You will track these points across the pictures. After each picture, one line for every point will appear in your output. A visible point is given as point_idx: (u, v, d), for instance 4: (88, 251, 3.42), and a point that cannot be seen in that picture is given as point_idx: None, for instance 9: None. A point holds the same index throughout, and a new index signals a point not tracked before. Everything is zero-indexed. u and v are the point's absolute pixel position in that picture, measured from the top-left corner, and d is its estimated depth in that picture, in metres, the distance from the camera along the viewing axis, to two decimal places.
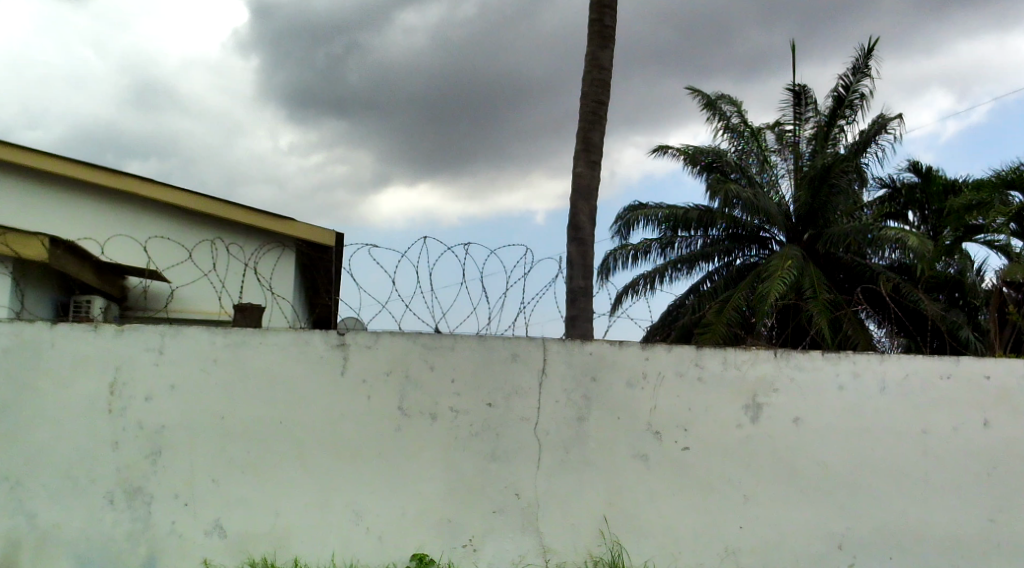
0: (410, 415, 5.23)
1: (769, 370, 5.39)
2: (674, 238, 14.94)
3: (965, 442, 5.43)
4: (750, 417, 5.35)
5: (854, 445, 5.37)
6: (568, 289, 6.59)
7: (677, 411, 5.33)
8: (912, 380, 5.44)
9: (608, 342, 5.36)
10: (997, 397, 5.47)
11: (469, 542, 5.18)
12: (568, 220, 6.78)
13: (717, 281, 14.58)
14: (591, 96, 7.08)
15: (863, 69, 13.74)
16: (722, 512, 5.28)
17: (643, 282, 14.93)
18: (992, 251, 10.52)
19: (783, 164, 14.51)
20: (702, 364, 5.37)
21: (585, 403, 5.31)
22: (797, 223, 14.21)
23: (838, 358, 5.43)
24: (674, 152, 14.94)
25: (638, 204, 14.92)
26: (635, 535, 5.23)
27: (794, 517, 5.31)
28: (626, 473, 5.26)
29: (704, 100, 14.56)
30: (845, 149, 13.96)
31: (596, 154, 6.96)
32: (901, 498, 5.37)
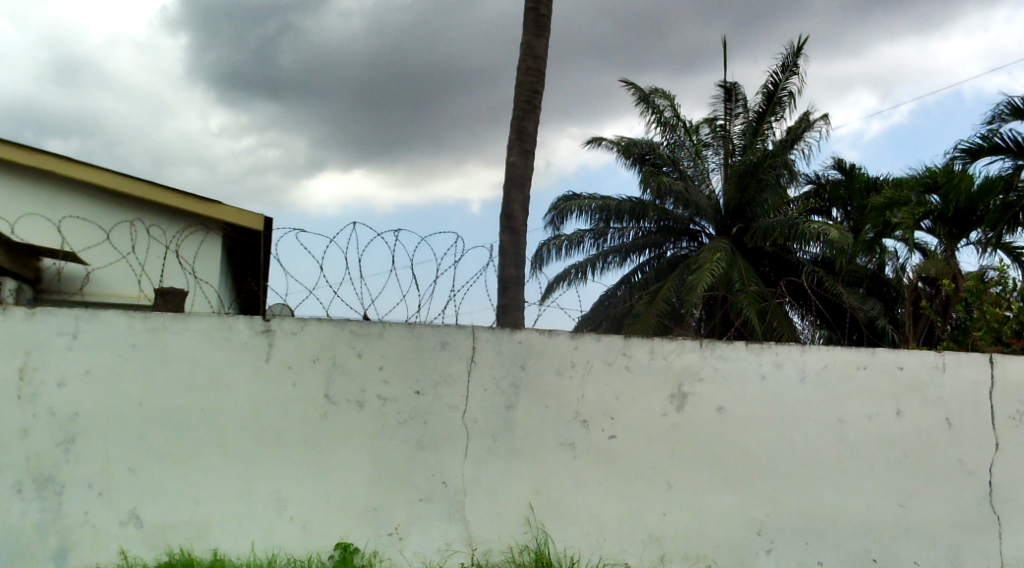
0: (337, 402, 5.20)
1: (694, 360, 5.48)
2: (607, 229, 14.93)
3: (880, 431, 5.59)
4: (675, 406, 5.44)
5: (775, 434, 5.50)
6: (499, 277, 6.60)
7: (604, 400, 5.39)
8: (831, 370, 5.58)
9: (537, 331, 5.40)
10: (910, 386, 5.63)
11: (394, 530, 5.17)
12: (501, 209, 6.80)
13: (648, 272, 14.81)
14: (526, 85, 7.09)
15: (792, 67, 14.00)
16: (647, 499, 5.36)
17: (575, 272, 15.04)
18: (910, 247, 10.90)
19: (714, 158, 14.73)
20: (630, 354, 5.44)
21: (513, 391, 5.34)
22: (726, 216, 14.52)
23: (761, 348, 5.54)
24: (608, 144, 15.09)
25: (572, 195, 14.98)
26: (561, 522, 5.29)
27: (716, 505, 5.42)
28: (553, 462, 5.31)
29: (638, 94, 14.69)
30: (774, 145, 14.25)
31: (530, 143, 6.99)
32: (819, 485, 5.51)
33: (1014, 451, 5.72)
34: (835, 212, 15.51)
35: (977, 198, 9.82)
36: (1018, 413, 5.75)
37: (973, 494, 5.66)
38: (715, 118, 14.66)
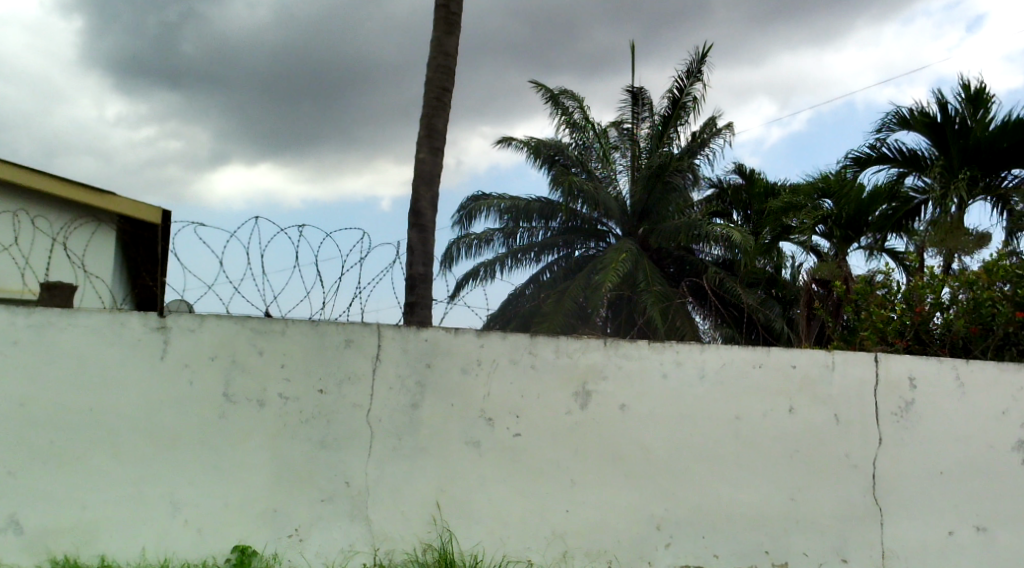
0: (236, 401, 5.12)
1: (597, 358, 5.52)
2: (517, 229, 15.03)
3: (773, 427, 5.64)
4: (579, 404, 5.47)
5: (674, 431, 5.54)
6: (407, 276, 6.58)
7: (509, 398, 5.39)
8: (729, 368, 5.64)
9: (443, 329, 5.39)
10: (802, 384, 5.69)
11: (294, 532, 5.12)
12: (410, 207, 6.78)
13: (557, 271, 14.91)
14: (436, 82, 7.06)
15: (697, 72, 14.31)
16: (550, 496, 5.38)
17: (484, 270, 15.08)
18: (805, 251, 11.25)
19: (622, 161, 14.88)
20: (536, 352, 5.45)
21: (419, 390, 5.33)
22: (633, 217, 14.78)
23: (662, 347, 5.59)
24: (517, 144, 15.18)
25: (482, 194, 15.05)
26: (465, 521, 5.28)
27: (618, 501, 5.45)
28: (458, 460, 5.30)
29: (547, 95, 14.82)
30: (679, 149, 14.54)
31: (439, 140, 6.97)
32: (714, 481, 5.56)
33: (895, 447, 5.75)
34: (736, 215, 15.95)
35: (868, 205, 10.41)
36: (901, 409, 5.78)
37: (859, 487, 5.69)
38: (623, 120, 14.86)
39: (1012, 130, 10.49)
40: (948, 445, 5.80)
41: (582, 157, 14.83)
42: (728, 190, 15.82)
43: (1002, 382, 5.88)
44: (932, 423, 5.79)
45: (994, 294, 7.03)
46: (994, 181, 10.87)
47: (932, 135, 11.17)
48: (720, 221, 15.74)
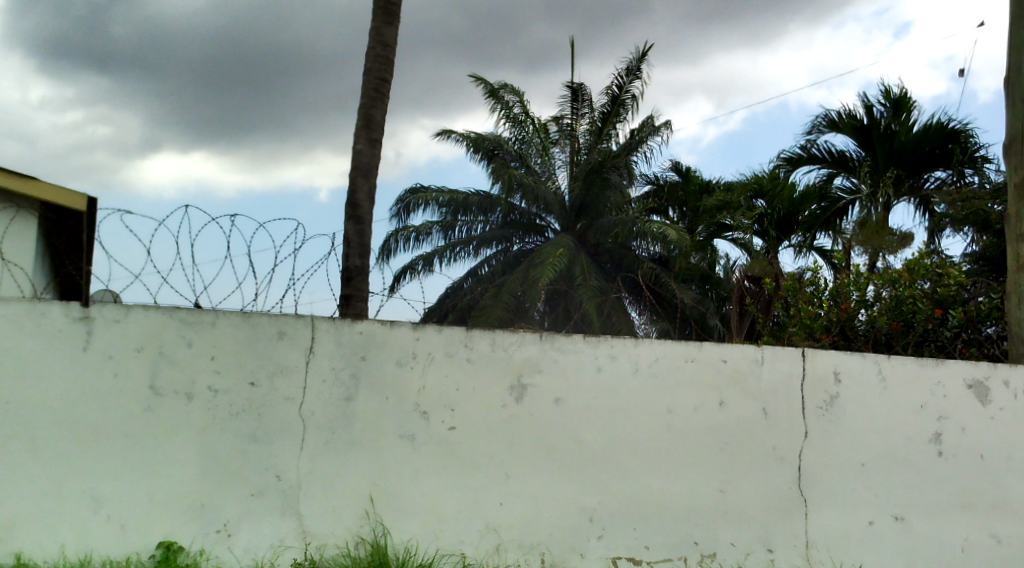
0: (163, 395, 5.05)
1: (534, 352, 5.54)
2: (455, 222, 15.02)
3: (705, 420, 5.72)
4: (514, 397, 5.47)
5: (608, 424, 5.59)
6: (343, 268, 6.53)
7: (444, 391, 5.38)
8: (662, 362, 5.71)
9: (378, 322, 5.36)
10: (732, 379, 5.80)
11: (222, 527, 5.06)
12: (347, 198, 6.72)
13: (495, 265, 14.94)
14: (375, 72, 7.01)
15: (636, 70, 14.42)
16: (484, 489, 5.38)
17: (422, 263, 15.04)
18: (738, 248, 11.44)
19: (561, 156, 15.02)
20: (472, 346, 5.46)
21: (353, 383, 5.29)
22: (571, 212, 14.90)
23: (596, 341, 5.64)
24: (457, 137, 15.16)
25: (420, 186, 14.96)
26: (398, 514, 5.26)
27: (552, 493, 5.47)
28: (391, 454, 5.28)
29: (487, 89, 14.83)
30: (617, 146, 14.64)
31: (377, 132, 6.92)
32: (647, 474, 5.61)
33: (822, 439, 5.89)
34: (672, 212, 16.19)
35: (798, 204, 10.68)
36: (826, 403, 5.92)
37: (786, 479, 5.81)
38: (562, 116, 14.88)
39: (934, 136, 11.47)
40: (870, 437, 5.95)
41: (522, 152, 14.84)
42: (665, 187, 16.01)
43: (921, 378, 6.05)
44: (856, 415, 5.94)
45: (916, 293, 7.35)
46: (916, 182, 11.95)
47: (861, 138, 12.09)
48: (656, 219, 15.98)
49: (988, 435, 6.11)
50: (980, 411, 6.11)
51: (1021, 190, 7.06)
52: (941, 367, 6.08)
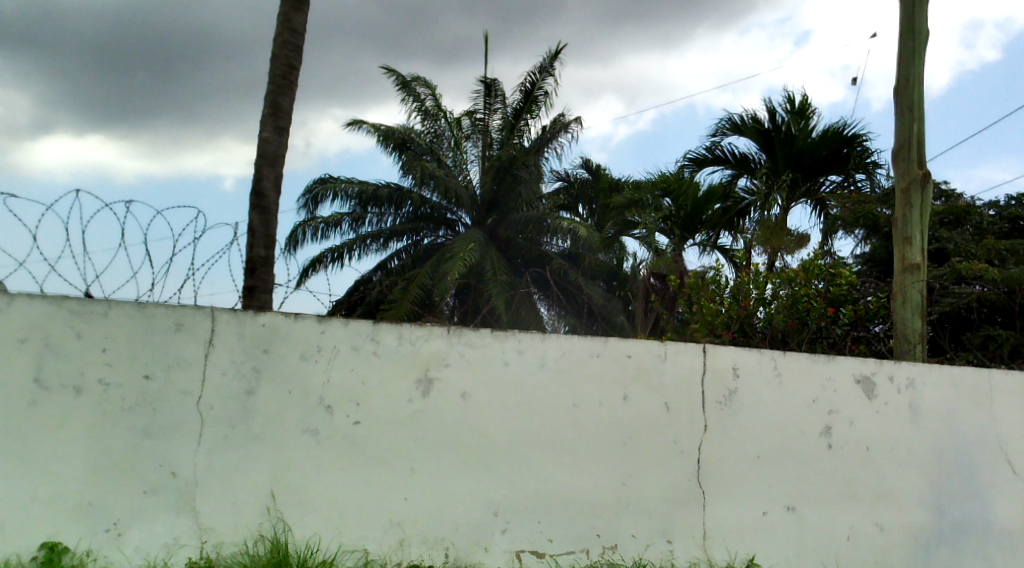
0: (49, 388, 4.91)
1: (441, 346, 5.54)
2: (364, 214, 15.01)
3: (609, 414, 5.81)
4: (420, 391, 5.46)
5: (514, 418, 5.62)
6: (247, 258, 6.42)
7: (348, 385, 5.34)
8: (568, 357, 5.77)
9: (281, 314, 5.29)
10: (637, 373, 5.90)
11: (112, 526, 4.93)
12: (251, 187, 6.59)
13: (405, 258, 14.93)
14: (283, 59, 6.89)
15: (549, 68, 14.54)
16: (388, 484, 5.35)
17: (331, 255, 14.89)
18: (645, 246, 11.68)
19: (473, 149, 14.98)
20: (378, 339, 5.43)
21: (255, 376, 5.21)
22: (483, 207, 14.97)
23: (504, 336, 5.67)
24: (368, 128, 15.04)
25: (329, 177, 14.81)
26: (299, 510, 5.20)
27: (457, 488, 5.47)
28: (294, 449, 5.22)
29: (400, 81, 14.73)
30: (529, 142, 14.74)
31: (285, 120, 6.80)
32: (552, 467, 5.66)
33: (721, 432, 6.04)
34: (581, 209, 16.40)
35: (702, 203, 11.02)
36: (725, 398, 6.07)
37: (686, 472, 5.94)
38: (475, 111, 14.86)
39: (832, 141, 11.88)
40: (766, 431, 6.13)
41: (433, 145, 14.81)
42: (575, 184, 16.22)
43: (814, 373, 6.27)
44: (753, 409, 6.11)
45: (811, 291, 7.71)
46: (812, 185, 12.29)
47: (763, 142, 12.42)
48: (566, 215, 16.16)
49: (875, 428, 6.36)
50: (868, 405, 6.36)
51: (907, 195, 7.39)
52: (832, 363, 6.31)
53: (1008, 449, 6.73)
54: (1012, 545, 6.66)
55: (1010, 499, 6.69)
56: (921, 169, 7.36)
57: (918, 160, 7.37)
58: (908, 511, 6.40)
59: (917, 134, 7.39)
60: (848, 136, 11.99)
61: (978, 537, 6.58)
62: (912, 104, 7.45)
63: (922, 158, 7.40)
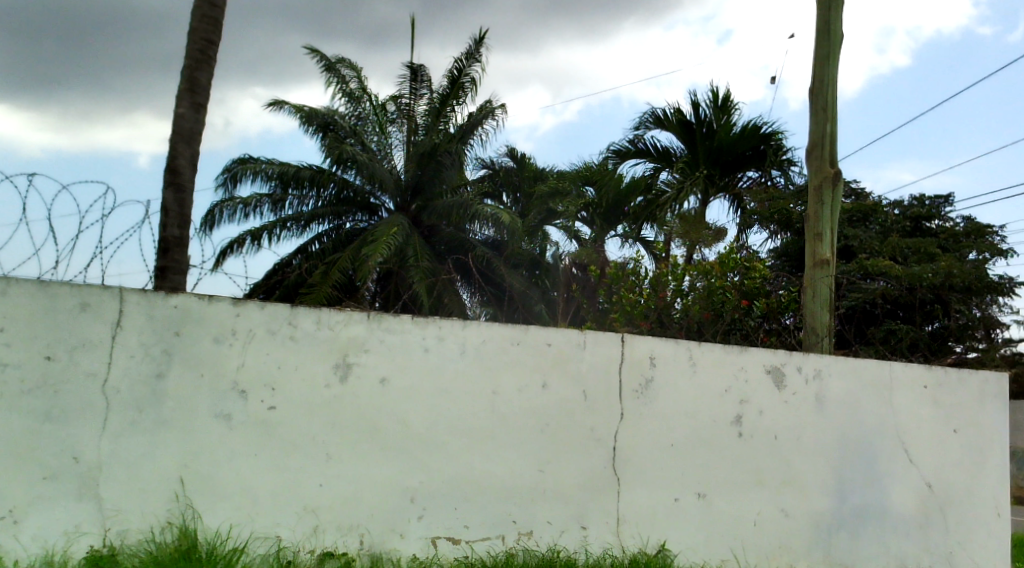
0: None
1: (360, 331, 5.52)
2: (285, 196, 14.84)
3: (527, 402, 5.87)
4: (338, 376, 5.44)
5: (433, 403, 5.64)
6: (160, 238, 6.28)
7: (264, 369, 5.29)
8: (488, 344, 5.81)
9: (194, 296, 5.21)
10: (555, 361, 5.97)
11: (9, 513, 4.83)
12: (166, 164, 6.44)
13: (326, 242, 14.81)
14: (201, 33, 6.74)
15: (475, 54, 14.51)
16: (303, 471, 5.32)
17: (250, 237, 14.66)
18: (567, 235, 11.89)
19: (398, 134, 14.94)
20: (295, 323, 5.38)
21: (165, 359, 5.12)
22: (406, 192, 14.91)
23: (424, 322, 5.68)
24: (290, 109, 14.82)
25: (249, 157, 14.51)
26: (210, 496, 5.14)
27: (373, 474, 5.46)
28: (205, 434, 5.15)
29: (324, 62, 14.55)
30: (455, 129, 14.65)
31: (202, 96, 6.66)
32: (470, 453, 5.69)
33: (636, 419, 6.15)
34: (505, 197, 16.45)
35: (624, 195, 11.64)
36: (641, 386, 6.18)
37: (601, 459, 6.03)
38: (400, 95, 14.77)
39: (750, 138, 12.26)
40: (680, 420, 6.26)
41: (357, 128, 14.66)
42: (500, 173, 16.34)
43: (726, 363, 6.43)
44: (667, 398, 6.24)
45: (725, 284, 8.22)
46: (730, 181, 12.73)
47: (684, 134, 12.66)
48: (490, 202, 16.17)
49: (782, 417, 6.56)
50: (776, 395, 6.56)
51: (819, 192, 7.63)
52: (744, 354, 6.48)
53: (906, 439, 7.00)
54: (906, 530, 6.93)
55: (905, 486, 6.95)
56: (832, 168, 7.60)
57: (830, 159, 7.61)
58: (811, 498, 6.61)
59: (830, 134, 7.62)
60: (764, 133, 12.43)
61: (875, 522, 6.82)
62: (826, 104, 7.67)
63: (833, 157, 7.63)
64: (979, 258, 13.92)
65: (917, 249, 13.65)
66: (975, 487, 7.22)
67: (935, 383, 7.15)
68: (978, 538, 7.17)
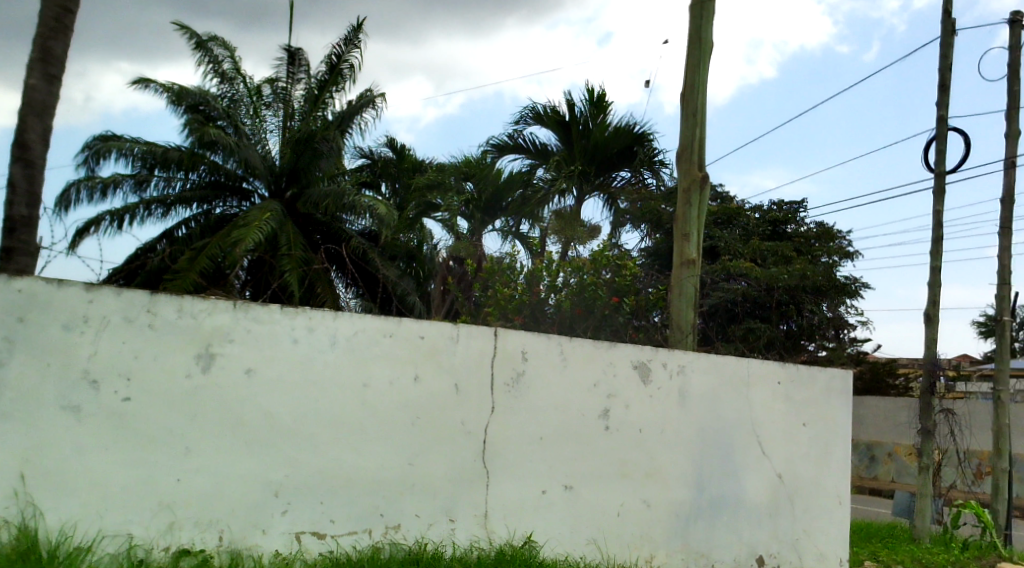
0: None
1: (225, 320, 5.35)
2: (150, 177, 14.30)
3: (397, 394, 5.80)
4: (200, 367, 5.25)
5: (299, 396, 5.51)
6: (6, 217, 5.92)
7: (119, 358, 5.06)
8: (360, 336, 5.72)
9: (43, 280, 4.94)
10: (428, 354, 5.93)
11: None
12: (14, 138, 6.07)
13: (193, 228, 14.37)
14: (57, 1, 6.38)
15: (355, 41, 14.31)
16: (159, 466, 5.11)
17: (110, 219, 14.05)
18: (445, 228, 11.81)
19: (273, 118, 14.59)
20: (155, 311, 5.17)
21: (8, 346, 4.83)
22: (280, 178, 14.57)
23: (294, 312, 5.54)
24: (157, 87, 14.26)
25: (111, 134, 13.88)
26: (53, 493, 4.88)
27: (235, 468, 5.30)
28: (51, 427, 4.89)
29: (194, 40, 14.03)
30: (332, 116, 14.42)
31: (56, 67, 6.31)
32: (337, 446, 5.59)
33: (507, 413, 6.16)
34: (383, 187, 16.33)
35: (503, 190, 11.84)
36: (513, 380, 6.20)
37: (471, 453, 6.02)
38: (276, 79, 14.43)
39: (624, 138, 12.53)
40: (550, 413, 6.31)
41: (229, 110, 14.20)
42: (378, 163, 16.21)
43: (596, 358, 6.52)
44: (537, 392, 6.28)
45: (596, 280, 8.55)
46: (604, 180, 12.96)
47: (561, 132, 12.85)
48: (368, 192, 16.02)
49: (647, 411, 6.69)
50: (642, 389, 6.69)
51: (687, 194, 7.79)
52: (612, 349, 6.59)
53: (761, 432, 7.25)
54: (758, 518, 7.18)
55: (759, 477, 7.20)
56: (700, 171, 7.79)
57: (699, 162, 7.81)
58: (673, 489, 6.77)
59: (698, 137, 7.84)
60: (638, 134, 12.73)
61: (730, 512, 7.04)
62: (696, 108, 7.88)
63: (702, 160, 7.83)
64: (830, 261, 14.70)
65: (775, 251, 14.26)
66: (822, 478, 7.55)
67: (788, 379, 7.44)
68: (821, 526, 7.50)
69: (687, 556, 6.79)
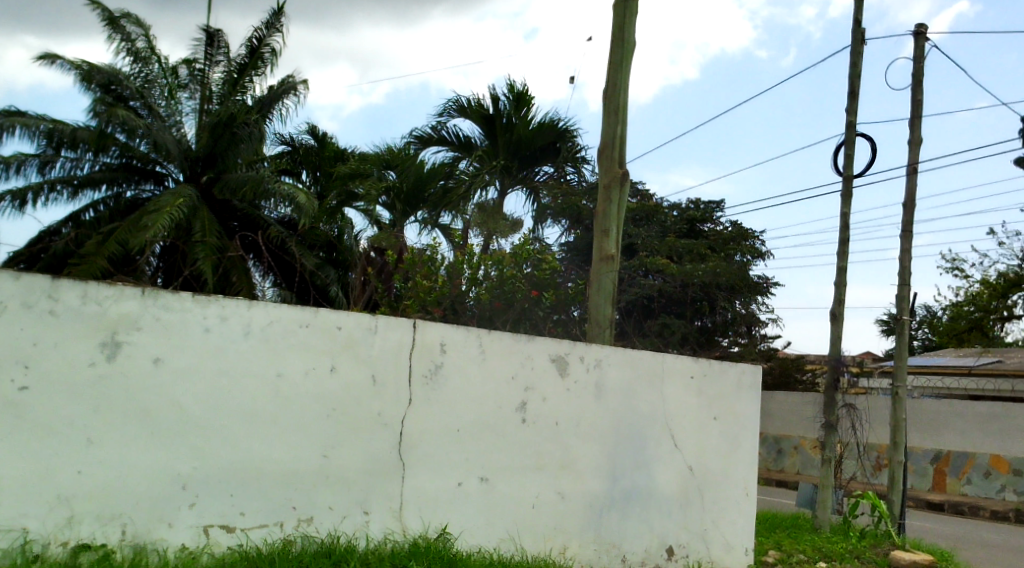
0: None
1: (132, 307, 5.18)
2: (56, 157, 13.82)
3: (312, 385, 5.70)
4: (105, 355, 5.08)
5: (211, 386, 5.37)
6: None
7: (17, 345, 4.87)
8: (274, 326, 5.59)
9: None
10: (344, 345, 5.84)
11: None
12: None
13: (101, 211, 13.96)
14: None
15: (276, 24, 14.04)
16: (57, 458, 4.93)
17: (11, 199, 13.55)
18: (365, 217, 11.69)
19: (189, 101, 14.22)
20: (57, 296, 4.98)
21: None
22: (197, 162, 14.24)
23: (206, 301, 5.40)
24: (65, 64, 13.79)
25: (15, 111, 13.38)
26: None
27: (141, 460, 5.14)
28: None
29: (106, 16, 13.60)
30: (252, 100, 14.15)
31: None
32: (249, 437, 5.47)
33: (424, 405, 6.11)
34: (304, 175, 16.09)
35: (424, 181, 11.76)
36: (430, 372, 6.15)
37: (386, 444, 5.95)
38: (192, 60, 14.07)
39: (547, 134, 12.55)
40: (467, 405, 6.28)
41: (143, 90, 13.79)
42: (299, 150, 15.96)
43: (514, 351, 6.51)
44: (455, 384, 6.24)
45: (516, 274, 8.61)
46: (526, 174, 12.97)
47: (484, 126, 12.81)
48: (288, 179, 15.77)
49: (564, 404, 6.71)
50: (559, 383, 6.71)
51: (608, 191, 7.83)
52: (531, 342, 6.58)
53: (674, 425, 7.34)
54: (669, 510, 7.26)
55: (670, 469, 7.29)
56: (621, 169, 7.82)
57: (619, 160, 7.85)
58: (587, 481, 6.81)
59: (619, 135, 7.88)
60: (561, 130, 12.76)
61: (642, 504, 7.11)
62: (617, 107, 7.92)
63: (622, 158, 7.87)
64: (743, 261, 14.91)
65: (690, 249, 14.49)
66: (731, 471, 7.67)
67: (700, 373, 7.54)
68: (728, 518, 7.63)
69: (598, 546, 6.84)
